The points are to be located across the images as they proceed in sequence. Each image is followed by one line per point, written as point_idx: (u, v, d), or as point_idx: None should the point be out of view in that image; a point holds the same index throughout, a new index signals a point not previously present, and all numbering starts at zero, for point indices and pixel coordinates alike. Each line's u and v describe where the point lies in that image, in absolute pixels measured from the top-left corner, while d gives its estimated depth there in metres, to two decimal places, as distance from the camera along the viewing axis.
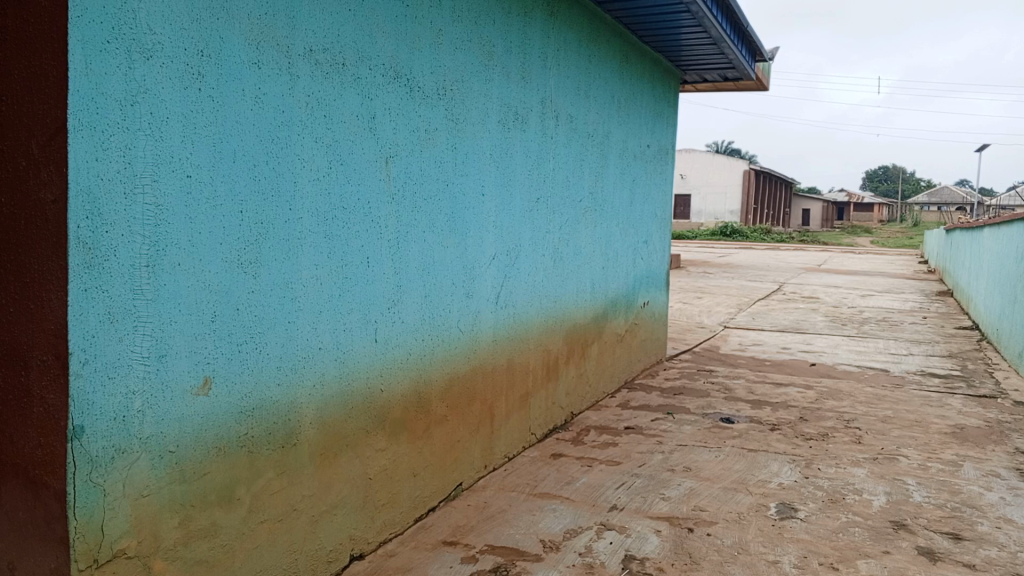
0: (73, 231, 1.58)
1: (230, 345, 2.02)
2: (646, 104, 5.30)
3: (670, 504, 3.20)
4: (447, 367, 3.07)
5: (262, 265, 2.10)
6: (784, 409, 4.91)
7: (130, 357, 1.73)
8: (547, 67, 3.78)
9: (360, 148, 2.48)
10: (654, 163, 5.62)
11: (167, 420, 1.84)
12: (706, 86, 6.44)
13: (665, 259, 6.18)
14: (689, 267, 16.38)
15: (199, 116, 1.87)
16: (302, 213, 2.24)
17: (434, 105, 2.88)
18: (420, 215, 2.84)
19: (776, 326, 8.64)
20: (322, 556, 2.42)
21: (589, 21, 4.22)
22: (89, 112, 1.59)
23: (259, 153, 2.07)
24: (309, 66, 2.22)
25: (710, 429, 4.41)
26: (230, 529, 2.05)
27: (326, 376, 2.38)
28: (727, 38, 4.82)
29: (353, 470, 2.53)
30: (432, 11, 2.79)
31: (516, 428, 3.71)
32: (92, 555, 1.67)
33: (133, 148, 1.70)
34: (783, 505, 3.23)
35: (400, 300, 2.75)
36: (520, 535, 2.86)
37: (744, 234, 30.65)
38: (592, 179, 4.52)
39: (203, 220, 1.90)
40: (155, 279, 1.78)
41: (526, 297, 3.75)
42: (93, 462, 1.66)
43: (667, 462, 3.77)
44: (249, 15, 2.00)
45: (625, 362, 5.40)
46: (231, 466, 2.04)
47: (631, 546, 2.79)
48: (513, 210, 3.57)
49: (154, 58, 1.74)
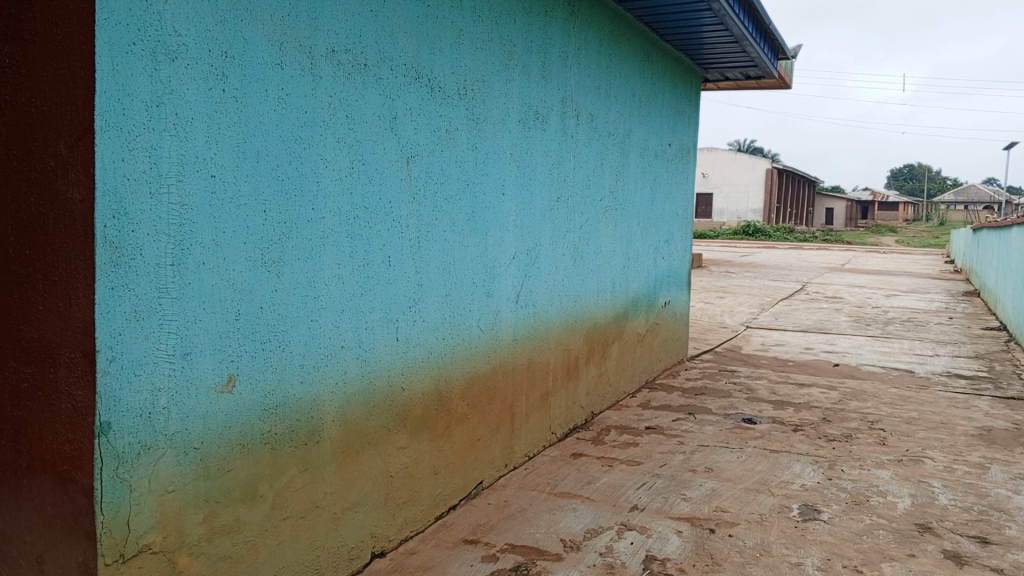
0: (100, 231, 1.60)
1: (254, 343, 2.04)
2: (667, 103, 5.27)
3: (692, 505, 3.19)
4: (467, 366, 3.07)
5: (285, 264, 2.12)
6: (808, 410, 4.87)
7: (155, 355, 1.75)
8: (568, 66, 3.77)
9: (381, 148, 2.49)
10: (675, 162, 5.59)
11: (192, 417, 1.86)
12: (728, 84, 6.41)
13: (686, 258, 6.15)
14: (710, 267, 16.27)
15: (223, 116, 1.89)
16: (324, 213, 2.26)
17: (455, 105, 2.88)
18: (441, 215, 2.84)
19: (799, 326, 8.56)
20: (344, 553, 2.43)
21: (610, 20, 4.20)
22: (116, 113, 1.62)
23: (282, 154, 2.09)
24: (331, 67, 2.24)
25: (731, 429, 4.38)
26: (254, 525, 2.07)
27: (348, 375, 2.40)
28: (749, 36, 4.78)
29: (375, 468, 2.54)
30: (453, 11, 2.80)
31: (536, 427, 3.71)
32: (118, 549, 1.69)
33: (158, 149, 1.72)
34: (807, 507, 3.20)
35: (421, 299, 2.76)
36: (541, 534, 2.86)
37: (767, 233, 30.39)
38: (613, 178, 4.50)
39: (227, 220, 1.92)
40: (180, 277, 1.80)
41: (546, 297, 3.75)
42: (119, 458, 1.69)
43: (688, 462, 3.75)
44: (272, 17, 2.02)
45: (646, 362, 5.39)
46: (254, 463, 2.06)
47: (652, 547, 2.79)
48: (534, 209, 3.57)
49: (179, 59, 1.76)
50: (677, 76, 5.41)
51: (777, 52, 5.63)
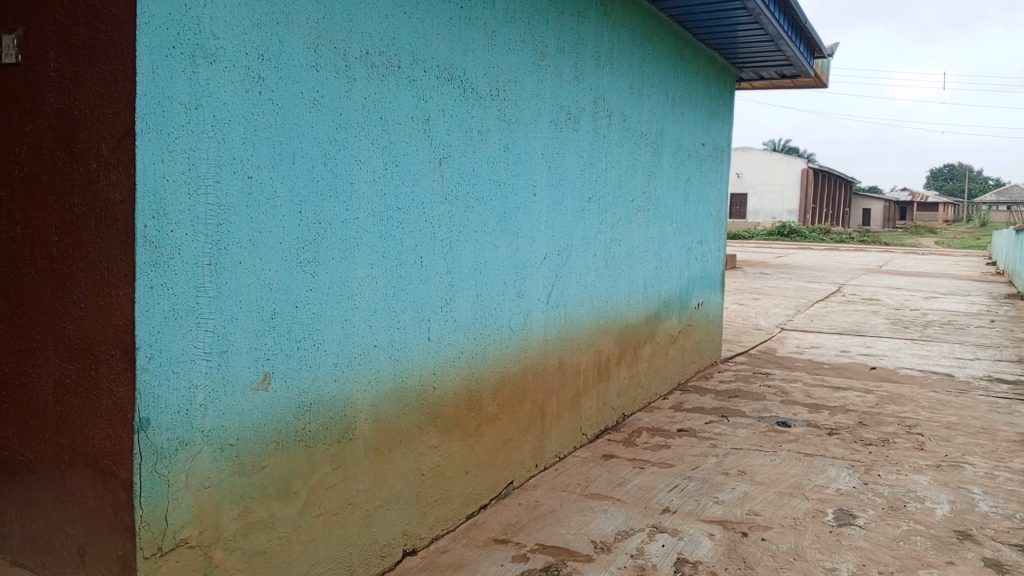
0: (140, 230, 1.64)
1: (289, 342, 2.06)
2: (701, 102, 5.23)
3: (724, 508, 3.16)
4: (498, 366, 3.08)
5: (319, 264, 2.15)
6: (843, 414, 4.80)
7: (193, 353, 1.78)
8: (600, 65, 3.76)
9: (414, 149, 2.50)
10: (709, 162, 5.55)
11: (228, 414, 1.89)
12: (763, 83, 6.34)
13: (720, 259, 6.10)
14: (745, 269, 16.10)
15: (259, 118, 1.92)
16: (358, 213, 2.28)
17: (487, 106, 2.89)
18: (472, 215, 2.85)
19: (835, 328, 8.44)
20: (375, 551, 2.45)
21: (643, 19, 4.18)
22: (156, 116, 1.66)
23: (318, 155, 2.11)
24: (365, 69, 2.26)
25: (765, 432, 4.33)
26: (288, 521, 2.10)
27: (380, 374, 2.42)
28: (784, 35, 4.73)
29: (407, 466, 2.56)
30: (485, 12, 2.82)
31: (567, 428, 3.71)
32: (156, 543, 1.73)
33: (196, 150, 1.75)
34: (842, 512, 3.15)
35: (453, 299, 2.77)
36: (571, 535, 2.86)
37: (802, 234, 29.98)
38: (645, 178, 4.48)
39: (263, 220, 1.95)
40: (217, 277, 1.83)
41: (577, 298, 3.74)
42: (158, 453, 1.72)
43: (721, 465, 3.72)
44: (308, 19, 2.04)
45: (678, 364, 5.35)
46: (289, 460, 2.09)
47: (684, 550, 2.77)
48: (565, 210, 3.56)
49: (217, 62, 1.79)
50: (711, 75, 5.37)
51: (814, 51, 5.56)
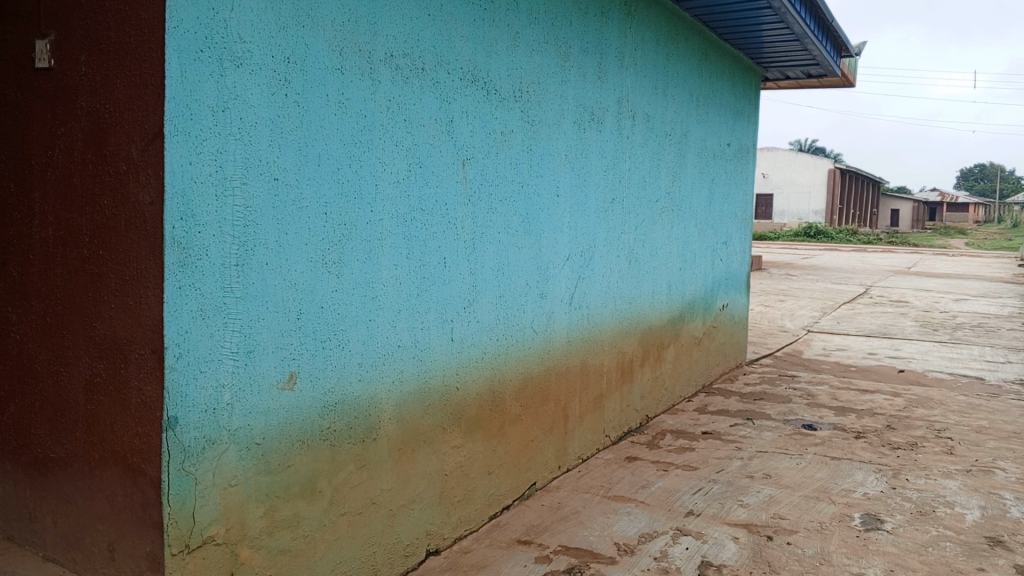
0: (168, 231, 1.66)
1: (315, 342, 2.08)
2: (726, 103, 5.19)
3: (749, 511, 3.13)
4: (521, 367, 3.08)
5: (344, 265, 2.16)
6: (871, 417, 4.74)
7: (220, 353, 1.81)
8: (624, 66, 3.75)
9: (438, 151, 2.52)
10: (734, 162, 5.51)
11: (254, 413, 1.91)
12: (789, 83, 6.28)
13: (745, 260, 6.05)
14: (770, 270, 15.96)
15: (286, 121, 1.94)
16: (382, 215, 2.29)
17: (511, 107, 2.90)
18: (496, 216, 2.86)
19: (863, 330, 8.34)
20: (399, 550, 2.46)
21: (667, 19, 4.16)
22: (184, 118, 1.68)
23: (343, 157, 2.13)
24: (390, 71, 2.27)
25: (791, 435, 4.29)
26: (313, 520, 2.12)
27: (404, 374, 2.43)
28: (811, 34, 4.69)
29: (430, 466, 2.57)
30: (509, 14, 2.82)
31: (590, 430, 3.70)
32: (183, 540, 1.75)
33: (224, 153, 1.78)
34: (869, 516, 3.12)
35: (476, 300, 2.78)
36: (594, 537, 2.85)
37: (829, 235, 29.64)
38: (669, 178, 4.46)
39: (289, 221, 1.97)
40: (244, 277, 1.85)
41: (601, 299, 3.73)
42: (185, 452, 1.74)
43: (746, 468, 3.69)
44: (333, 21, 2.06)
45: (703, 365, 5.31)
46: (314, 459, 2.10)
47: (708, 553, 2.75)
48: (588, 211, 3.56)
49: (244, 65, 1.81)
50: (736, 75, 5.34)
51: (841, 50, 5.50)
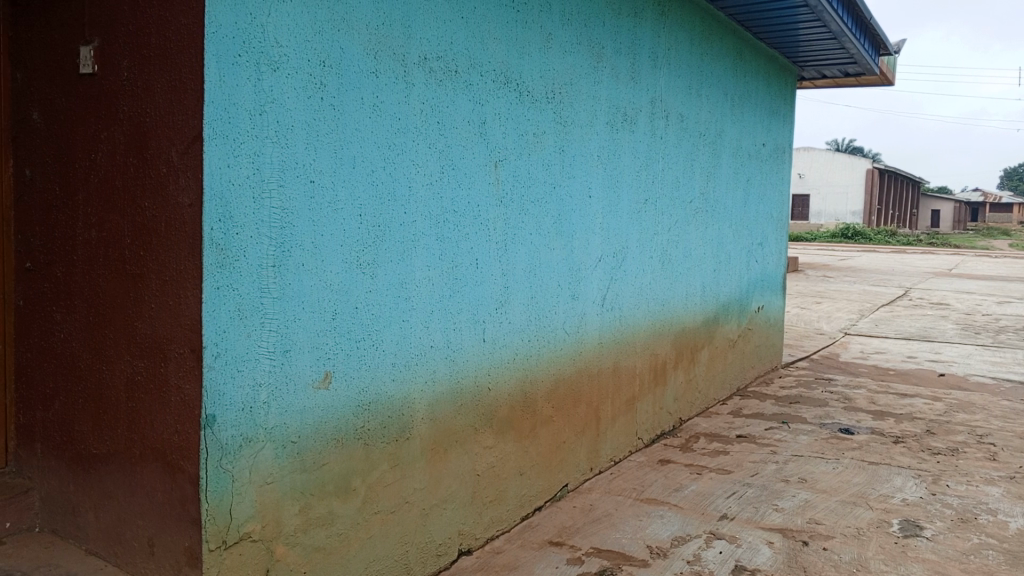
0: (207, 233, 1.70)
1: (349, 342, 2.11)
2: (761, 102, 5.13)
3: (784, 516, 3.10)
4: (553, 368, 3.08)
5: (378, 266, 2.19)
6: (910, 422, 4.65)
7: (257, 352, 1.84)
8: (657, 66, 3.73)
9: (471, 152, 2.53)
10: (769, 163, 5.44)
11: (290, 412, 1.94)
12: (826, 82, 6.19)
13: (782, 262, 5.98)
14: (806, 271, 15.74)
15: (322, 124, 1.97)
16: (416, 216, 2.31)
17: (543, 109, 2.90)
18: (528, 217, 2.86)
19: (902, 333, 8.20)
20: (432, 549, 2.48)
21: (701, 19, 4.13)
22: (222, 122, 1.71)
23: (377, 160, 2.15)
24: (423, 74, 2.29)
25: (827, 439, 4.22)
26: (347, 518, 2.14)
27: (437, 374, 2.45)
28: (848, 32, 4.63)
29: (462, 466, 2.59)
30: (542, 16, 2.83)
31: (622, 432, 3.69)
32: (221, 536, 1.78)
33: (261, 155, 1.81)
34: (908, 522, 3.06)
35: (508, 301, 2.78)
36: (626, 540, 2.84)
37: (867, 236, 29.13)
38: (704, 179, 4.42)
39: (325, 223, 2.00)
40: (280, 278, 1.88)
41: (633, 301, 3.71)
42: (223, 450, 1.77)
43: (781, 473, 3.64)
44: (368, 25, 2.08)
45: (737, 368, 5.26)
46: (349, 458, 2.13)
47: (742, 557, 2.72)
48: (621, 212, 3.54)
49: (281, 69, 1.84)
50: (772, 75, 5.28)
51: (879, 48, 5.41)
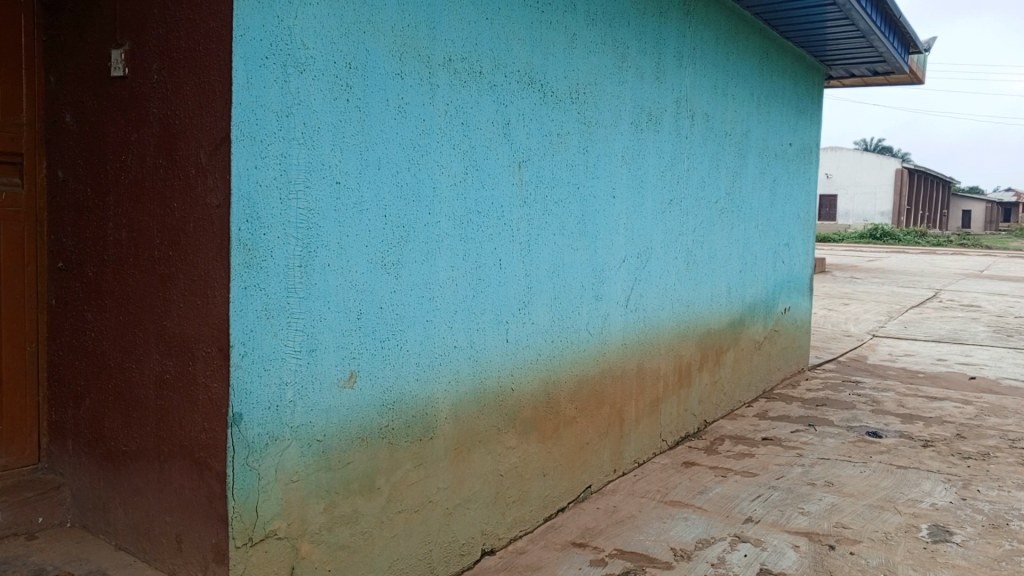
0: (235, 233, 1.72)
1: (374, 342, 2.12)
2: (787, 102, 5.08)
3: (810, 519, 3.06)
4: (577, 369, 3.08)
5: (403, 266, 2.20)
6: (940, 425, 4.58)
7: (283, 351, 1.86)
8: (682, 66, 3.71)
9: (495, 153, 2.53)
10: (796, 163, 5.39)
11: (316, 411, 1.95)
12: (854, 81, 6.13)
13: (809, 263, 5.92)
14: (834, 272, 15.54)
15: (347, 125, 1.98)
16: (440, 217, 2.32)
17: (567, 109, 2.90)
18: (551, 218, 2.85)
19: (932, 335, 8.08)
20: (455, 549, 2.49)
21: (727, 18, 4.10)
22: (250, 124, 1.73)
23: (402, 161, 2.16)
24: (448, 76, 2.30)
25: (854, 443, 4.17)
26: (371, 516, 2.15)
27: (460, 375, 2.45)
28: (877, 30, 4.57)
29: (485, 466, 2.59)
30: (567, 16, 2.82)
31: (646, 434, 3.67)
32: (247, 533, 1.80)
33: (288, 157, 1.83)
34: (937, 528, 3.01)
35: (532, 302, 2.78)
36: (650, 542, 2.83)
37: (896, 236, 28.73)
38: (729, 179, 4.39)
39: (351, 224, 2.01)
40: (306, 278, 1.90)
41: (658, 302, 3.70)
42: (249, 448, 1.79)
43: (807, 476, 3.61)
44: (393, 27, 2.10)
45: (763, 370, 5.21)
46: (373, 457, 2.14)
47: (767, 560, 2.70)
48: (645, 212, 3.53)
49: (307, 71, 1.86)
50: (799, 74, 5.24)
51: (908, 46, 5.34)
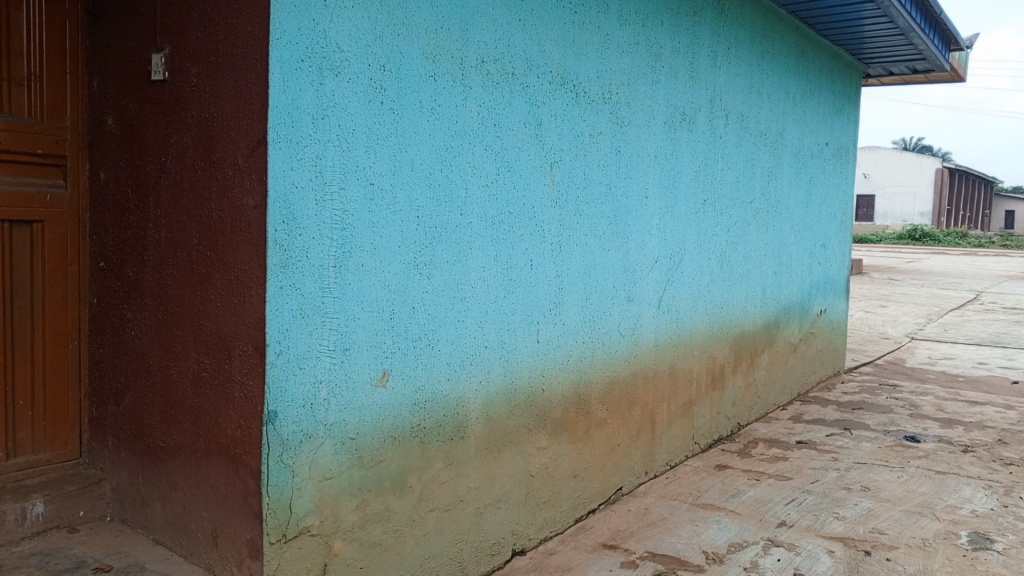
0: (271, 234, 1.75)
1: (406, 341, 2.14)
2: (824, 100, 5.01)
3: (846, 524, 3.02)
4: (608, 370, 3.07)
5: (435, 267, 2.21)
6: (980, 431, 4.48)
7: (318, 350, 1.88)
8: (716, 65, 3.68)
9: (527, 154, 2.54)
10: (833, 162, 5.31)
11: (349, 409, 1.97)
12: (893, 79, 6.02)
13: (846, 264, 5.83)
14: (871, 273, 15.29)
15: (381, 127, 2.00)
16: (472, 218, 2.33)
17: (600, 109, 2.89)
18: (583, 219, 2.85)
19: (973, 338, 7.91)
20: (485, 548, 2.49)
21: (763, 16, 4.06)
22: (286, 126, 1.76)
23: (434, 163, 2.18)
24: (480, 77, 2.31)
25: (892, 447, 4.10)
26: (403, 515, 2.17)
27: (491, 375, 2.46)
28: (917, 28, 4.49)
29: (516, 466, 2.60)
30: (599, 16, 2.82)
31: (678, 436, 3.64)
32: (281, 530, 1.83)
33: (323, 158, 1.85)
34: (977, 535, 2.95)
35: (563, 303, 2.78)
36: (682, 545, 2.81)
37: (936, 237, 28.17)
38: (764, 179, 4.35)
39: (384, 225, 2.04)
40: (341, 278, 1.93)
41: (690, 304, 3.67)
42: (284, 445, 1.82)
43: (842, 480, 3.55)
44: (427, 29, 2.11)
45: (798, 373, 5.15)
46: (405, 456, 2.16)
47: (801, 565, 2.67)
48: (678, 213, 3.51)
49: (342, 74, 1.88)
50: (836, 73, 5.16)
51: (950, 43, 5.23)
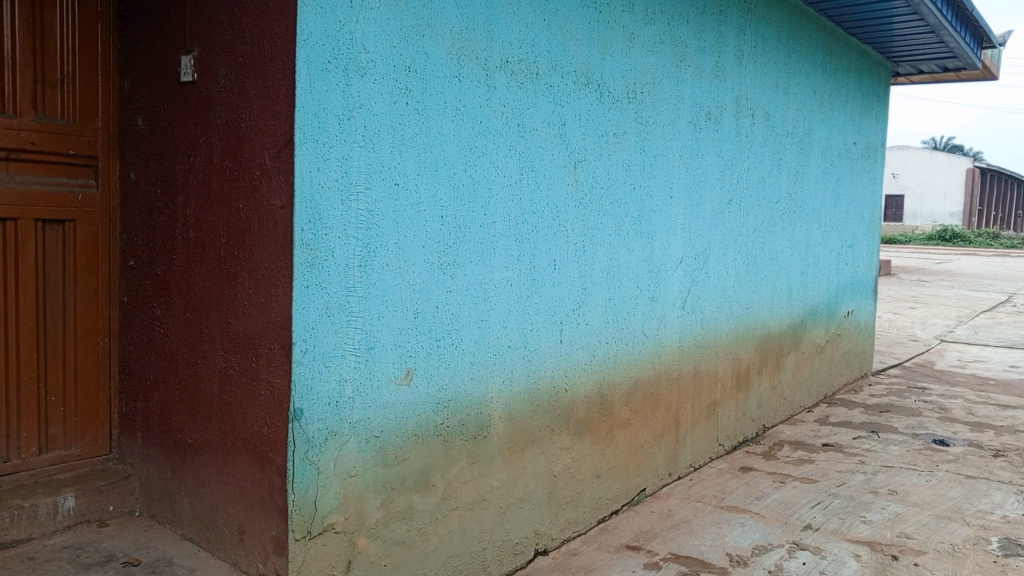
0: (298, 234, 1.76)
1: (430, 340, 2.15)
2: (852, 99, 4.96)
3: (873, 528, 2.99)
4: (631, 371, 3.05)
5: (458, 266, 2.22)
6: (1012, 435, 4.40)
7: (343, 349, 1.90)
8: (742, 64, 3.65)
9: (551, 154, 2.54)
10: (861, 162, 5.25)
11: (373, 407, 1.99)
12: (923, 78, 5.93)
13: (874, 265, 5.76)
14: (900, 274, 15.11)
15: (406, 128, 2.02)
16: (495, 218, 2.34)
17: (624, 109, 2.88)
18: (606, 219, 2.84)
19: (1005, 340, 7.78)
20: (508, 548, 2.50)
21: (790, 15, 4.03)
22: (313, 127, 1.78)
23: (459, 163, 2.19)
24: (505, 77, 2.31)
25: (920, 451, 4.04)
26: (425, 513, 2.18)
27: (514, 375, 2.46)
28: (948, 25, 4.43)
29: (539, 466, 2.60)
30: (625, 16, 2.81)
31: (702, 438, 3.62)
32: (306, 526, 1.85)
33: (349, 159, 1.87)
34: (1008, 540, 2.90)
35: (586, 303, 2.77)
36: (706, 547, 2.79)
37: (967, 237, 27.74)
38: (791, 179, 4.31)
39: (409, 225, 2.05)
40: (366, 277, 1.94)
41: (715, 304, 3.65)
42: (309, 442, 1.84)
43: (869, 484, 3.51)
44: (452, 30, 2.12)
45: (824, 375, 5.09)
46: (428, 454, 2.17)
47: (827, 569, 2.64)
48: (703, 212, 3.49)
49: (368, 75, 1.90)
50: (865, 71, 5.10)
51: (982, 41, 5.15)
